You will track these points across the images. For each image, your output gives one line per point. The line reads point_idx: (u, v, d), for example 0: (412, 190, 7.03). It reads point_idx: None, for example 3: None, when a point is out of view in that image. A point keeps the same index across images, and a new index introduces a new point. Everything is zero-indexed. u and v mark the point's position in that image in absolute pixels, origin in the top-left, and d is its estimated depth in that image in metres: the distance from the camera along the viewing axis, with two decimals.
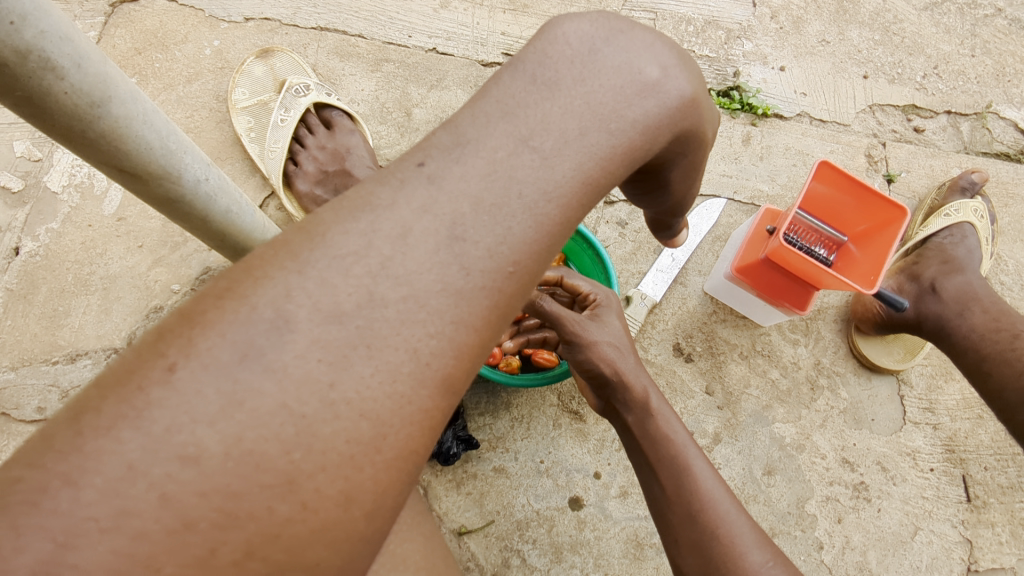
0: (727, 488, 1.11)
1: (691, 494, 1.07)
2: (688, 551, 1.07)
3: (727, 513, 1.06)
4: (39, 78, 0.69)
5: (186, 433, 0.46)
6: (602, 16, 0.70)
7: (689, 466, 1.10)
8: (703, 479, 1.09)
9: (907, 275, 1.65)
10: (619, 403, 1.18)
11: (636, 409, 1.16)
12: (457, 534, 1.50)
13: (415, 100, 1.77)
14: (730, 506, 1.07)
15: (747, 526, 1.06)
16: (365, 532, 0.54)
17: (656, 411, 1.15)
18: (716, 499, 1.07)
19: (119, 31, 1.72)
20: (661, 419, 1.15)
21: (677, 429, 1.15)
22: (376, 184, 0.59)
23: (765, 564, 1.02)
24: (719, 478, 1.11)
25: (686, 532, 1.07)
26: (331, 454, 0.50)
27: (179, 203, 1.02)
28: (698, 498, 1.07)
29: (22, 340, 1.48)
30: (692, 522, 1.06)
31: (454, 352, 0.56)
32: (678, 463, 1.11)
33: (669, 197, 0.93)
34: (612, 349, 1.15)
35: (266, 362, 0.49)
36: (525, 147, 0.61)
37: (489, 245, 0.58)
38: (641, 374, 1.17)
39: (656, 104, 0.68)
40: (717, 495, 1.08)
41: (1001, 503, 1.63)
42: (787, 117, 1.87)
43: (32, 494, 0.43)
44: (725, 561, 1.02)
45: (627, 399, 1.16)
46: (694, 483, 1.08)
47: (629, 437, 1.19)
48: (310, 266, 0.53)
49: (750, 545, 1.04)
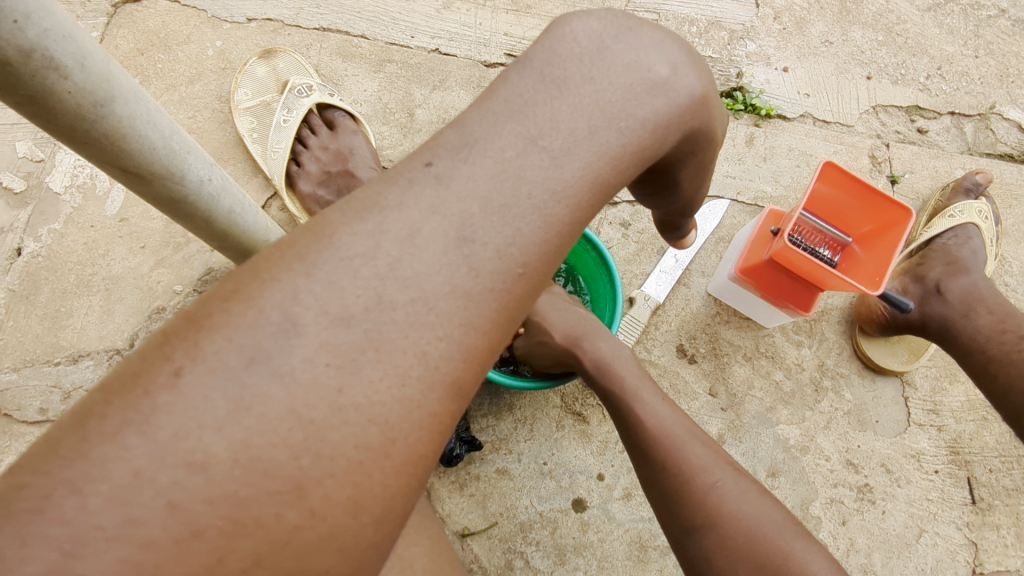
0: (684, 420, 1.11)
1: (640, 429, 1.10)
2: (650, 485, 1.07)
3: (679, 439, 1.06)
4: (43, 77, 0.68)
5: (192, 439, 0.46)
6: (610, 14, 0.70)
7: (635, 406, 1.13)
8: (653, 412, 1.11)
9: (912, 277, 1.64)
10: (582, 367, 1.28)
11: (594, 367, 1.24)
12: (461, 536, 1.50)
13: (418, 101, 1.77)
14: (682, 433, 1.07)
15: (701, 449, 1.05)
16: (374, 538, 0.53)
17: (610, 365, 1.22)
18: (666, 429, 1.08)
19: (122, 31, 1.71)
20: (613, 368, 1.21)
21: (626, 375, 1.19)
22: (383, 183, 0.58)
23: (714, 483, 0.99)
24: (672, 411, 1.12)
25: (644, 466, 1.08)
26: (339, 460, 0.50)
27: (182, 204, 1.01)
28: (647, 430, 1.09)
29: (24, 340, 1.47)
30: (646, 455, 1.08)
31: (462, 354, 0.55)
32: (626, 406, 1.14)
33: (677, 196, 0.93)
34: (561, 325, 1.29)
35: (274, 366, 0.48)
36: (534, 146, 0.60)
37: (498, 246, 0.57)
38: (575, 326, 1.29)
39: (665, 102, 0.68)
40: (667, 425, 1.08)
41: (1006, 505, 1.62)
42: (790, 118, 1.87)
43: (37, 502, 0.43)
44: (678, 485, 1.01)
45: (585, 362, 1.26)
46: (642, 418, 1.11)
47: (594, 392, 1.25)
48: (317, 268, 0.52)
49: (702, 464, 1.02)
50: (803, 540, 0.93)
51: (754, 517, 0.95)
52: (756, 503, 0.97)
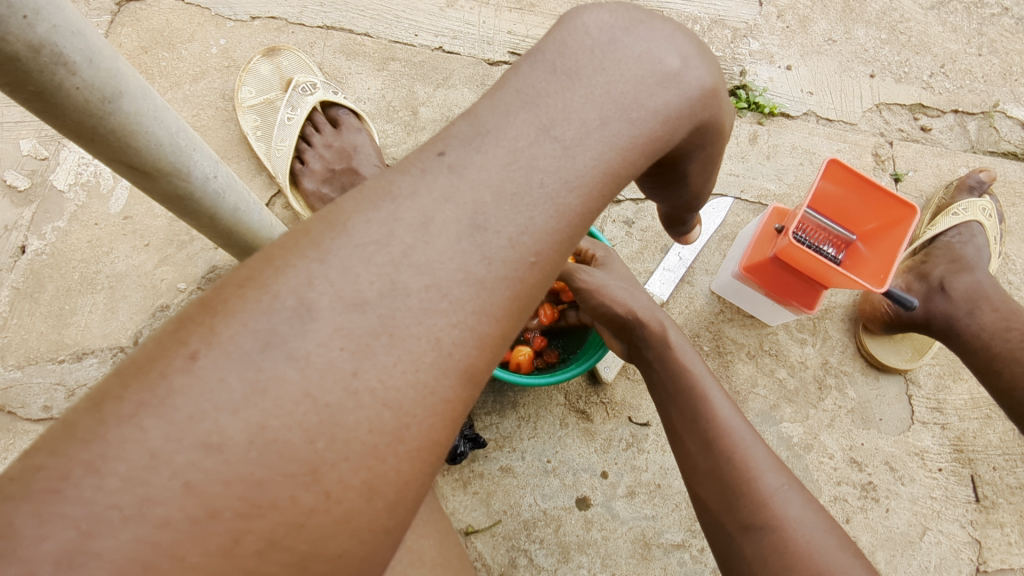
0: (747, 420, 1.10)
1: (707, 421, 1.07)
2: (704, 477, 1.06)
3: (744, 440, 1.05)
4: (52, 73, 0.68)
5: (209, 421, 0.46)
6: (621, 6, 0.70)
7: (704, 395, 1.10)
8: (720, 407, 1.09)
9: (915, 275, 1.64)
10: (640, 339, 1.20)
11: (656, 344, 1.17)
12: (465, 534, 1.50)
13: (422, 99, 1.77)
14: (746, 434, 1.06)
15: (763, 452, 1.05)
16: (388, 524, 0.53)
17: (676, 345, 1.16)
18: (733, 426, 1.06)
19: (125, 30, 1.71)
20: (679, 351, 1.15)
21: (694, 359, 1.15)
22: (396, 173, 0.58)
23: (780, 488, 1.01)
24: (735, 407, 1.11)
25: (702, 459, 1.06)
26: (354, 444, 0.50)
27: (188, 200, 1.01)
28: (714, 424, 1.07)
29: (28, 338, 1.47)
30: (709, 448, 1.06)
31: (475, 342, 0.55)
32: (694, 393, 1.11)
33: (685, 190, 0.93)
34: (621, 292, 1.19)
35: (289, 350, 0.49)
36: (546, 136, 0.61)
37: (510, 235, 0.57)
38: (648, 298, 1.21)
39: (676, 94, 0.68)
40: (733, 423, 1.07)
41: (1009, 503, 1.62)
42: (794, 116, 1.87)
43: (54, 482, 0.43)
44: (738, 485, 1.01)
45: (647, 335, 1.18)
46: (710, 410, 1.08)
47: (647, 372, 1.20)
48: (331, 254, 0.52)
49: (765, 469, 1.02)
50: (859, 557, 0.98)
51: (816, 529, 0.97)
52: (817, 514, 1.00)
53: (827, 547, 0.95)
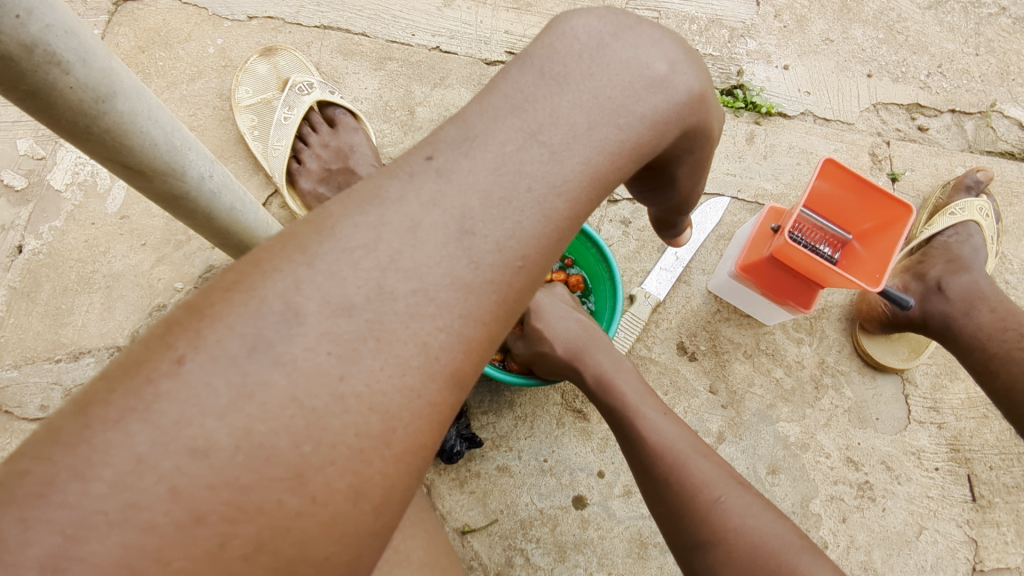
0: (687, 434, 1.11)
1: (642, 447, 1.11)
2: (655, 503, 1.08)
3: (681, 456, 1.07)
4: (45, 72, 0.68)
5: (195, 426, 0.46)
6: (610, 11, 0.70)
7: (637, 420, 1.14)
8: (653, 430, 1.11)
9: (912, 275, 1.64)
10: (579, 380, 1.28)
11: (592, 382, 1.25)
12: (461, 533, 1.50)
13: (419, 99, 1.77)
14: (684, 450, 1.08)
15: (703, 465, 1.05)
16: (374, 527, 0.53)
17: (608, 379, 1.23)
18: (668, 446, 1.08)
19: (123, 30, 1.71)
20: (613, 384, 1.22)
21: (628, 389, 1.20)
22: (384, 177, 0.58)
23: (718, 500, 1.00)
24: (673, 426, 1.13)
25: (649, 484, 1.09)
26: (341, 448, 0.50)
27: (183, 200, 1.01)
28: (649, 447, 1.10)
29: (25, 338, 1.48)
30: (650, 473, 1.09)
31: (462, 346, 0.55)
32: (627, 421, 1.15)
33: (676, 193, 0.93)
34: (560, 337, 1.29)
35: (276, 355, 0.49)
36: (534, 141, 0.61)
37: (498, 239, 0.57)
38: (573, 338, 1.29)
39: (664, 99, 0.68)
40: (668, 442, 1.09)
41: (1006, 503, 1.62)
42: (791, 116, 1.87)
43: (40, 487, 0.43)
44: (681, 503, 1.02)
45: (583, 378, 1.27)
46: (643, 436, 1.11)
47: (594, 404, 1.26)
48: (319, 259, 0.52)
49: (704, 482, 1.02)
50: (811, 555, 0.94)
51: (760, 534, 0.96)
52: (761, 518, 0.98)
53: (771, 554, 0.93)
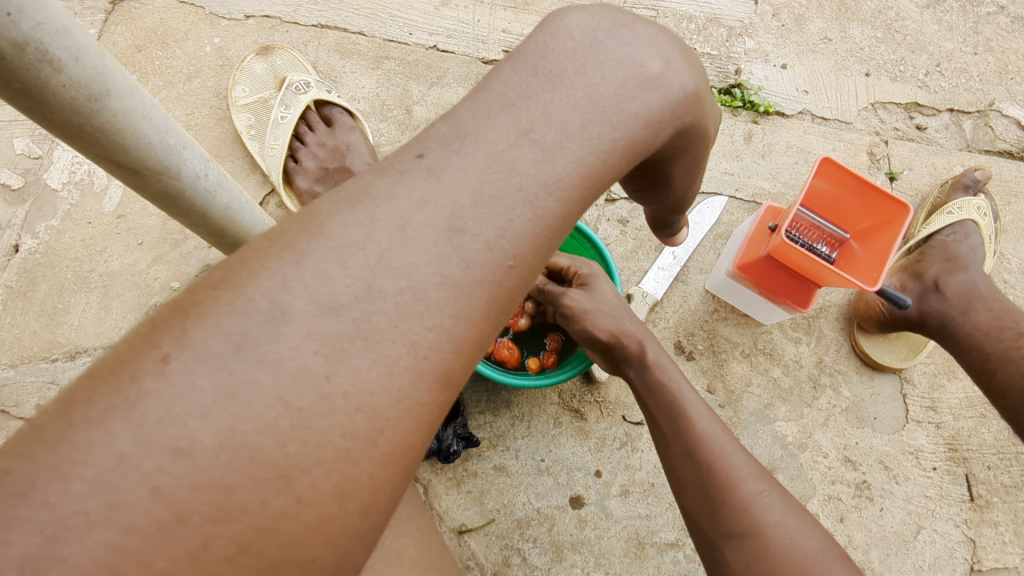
0: (729, 428, 1.13)
1: (688, 434, 1.11)
2: (689, 489, 1.09)
3: (724, 448, 1.08)
4: (36, 70, 0.68)
5: (178, 425, 0.46)
6: (604, 9, 0.69)
7: (685, 408, 1.14)
8: (699, 419, 1.12)
9: (910, 274, 1.64)
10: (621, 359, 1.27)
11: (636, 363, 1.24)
12: (457, 532, 1.50)
13: (416, 97, 1.77)
14: (727, 442, 1.09)
15: (744, 459, 1.07)
16: (361, 528, 0.53)
17: (654, 362, 1.21)
18: (712, 436, 1.10)
19: (119, 28, 1.71)
20: (660, 368, 1.20)
21: (674, 374, 1.20)
22: (375, 175, 0.58)
23: (759, 494, 1.02)
24: (716, 418, 1.14)
25: (686, 470, 1.10)
26: (327, 448, 0.50)
27: (177, 198, 1.01)
28: (694, 436, 1.10)
29: (21, 337, 1.47)
30: (691, 459, 1.09)
31: (451, 345, 0.55)
32: (675, 407, 1.15)
33: (670, 194, 0.93)
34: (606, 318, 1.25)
35: (261, 353, 0.48)
36: (526, 139, 0.60)
37: (489, 238, 0.57)
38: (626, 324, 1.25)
39: (658, 98, 0.67)
40: (713, 434, 1.10)
41: (1005, 502, 1.62)
42: (789, 115, 1.87)
43: (20, 486, 0.43)
44: (721, 494, 1.04)
45: (626, 355, 1.25)
46: (690, 423, 1.12)
47: (634, 388, 1.25)
48: (307, 257, 0.52)
49: (745, 475, 1.04)
50: (843, 562, 0.97)
51: (796, 533, 0.99)
52: (798, 518, 1.01)
53: (805, 555, 0.96)
